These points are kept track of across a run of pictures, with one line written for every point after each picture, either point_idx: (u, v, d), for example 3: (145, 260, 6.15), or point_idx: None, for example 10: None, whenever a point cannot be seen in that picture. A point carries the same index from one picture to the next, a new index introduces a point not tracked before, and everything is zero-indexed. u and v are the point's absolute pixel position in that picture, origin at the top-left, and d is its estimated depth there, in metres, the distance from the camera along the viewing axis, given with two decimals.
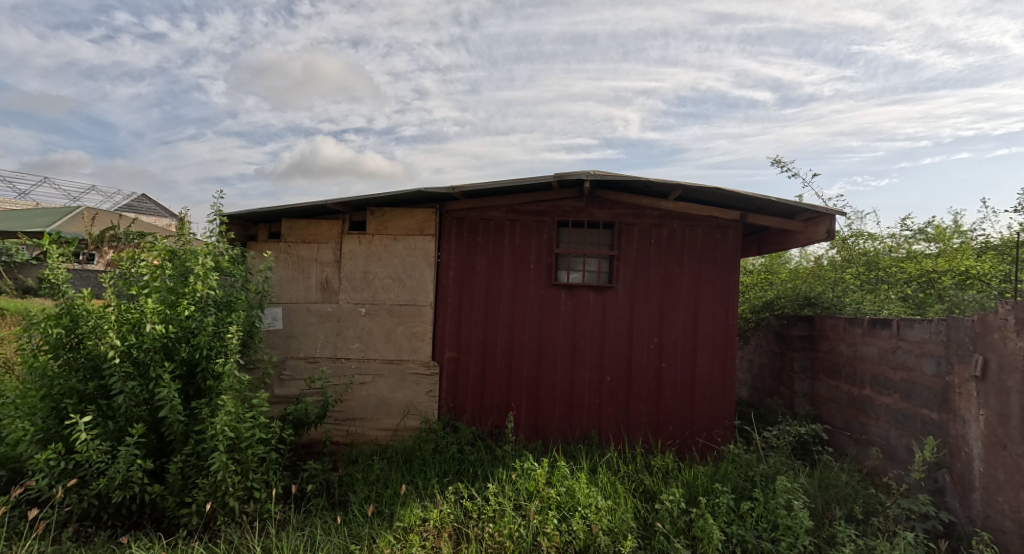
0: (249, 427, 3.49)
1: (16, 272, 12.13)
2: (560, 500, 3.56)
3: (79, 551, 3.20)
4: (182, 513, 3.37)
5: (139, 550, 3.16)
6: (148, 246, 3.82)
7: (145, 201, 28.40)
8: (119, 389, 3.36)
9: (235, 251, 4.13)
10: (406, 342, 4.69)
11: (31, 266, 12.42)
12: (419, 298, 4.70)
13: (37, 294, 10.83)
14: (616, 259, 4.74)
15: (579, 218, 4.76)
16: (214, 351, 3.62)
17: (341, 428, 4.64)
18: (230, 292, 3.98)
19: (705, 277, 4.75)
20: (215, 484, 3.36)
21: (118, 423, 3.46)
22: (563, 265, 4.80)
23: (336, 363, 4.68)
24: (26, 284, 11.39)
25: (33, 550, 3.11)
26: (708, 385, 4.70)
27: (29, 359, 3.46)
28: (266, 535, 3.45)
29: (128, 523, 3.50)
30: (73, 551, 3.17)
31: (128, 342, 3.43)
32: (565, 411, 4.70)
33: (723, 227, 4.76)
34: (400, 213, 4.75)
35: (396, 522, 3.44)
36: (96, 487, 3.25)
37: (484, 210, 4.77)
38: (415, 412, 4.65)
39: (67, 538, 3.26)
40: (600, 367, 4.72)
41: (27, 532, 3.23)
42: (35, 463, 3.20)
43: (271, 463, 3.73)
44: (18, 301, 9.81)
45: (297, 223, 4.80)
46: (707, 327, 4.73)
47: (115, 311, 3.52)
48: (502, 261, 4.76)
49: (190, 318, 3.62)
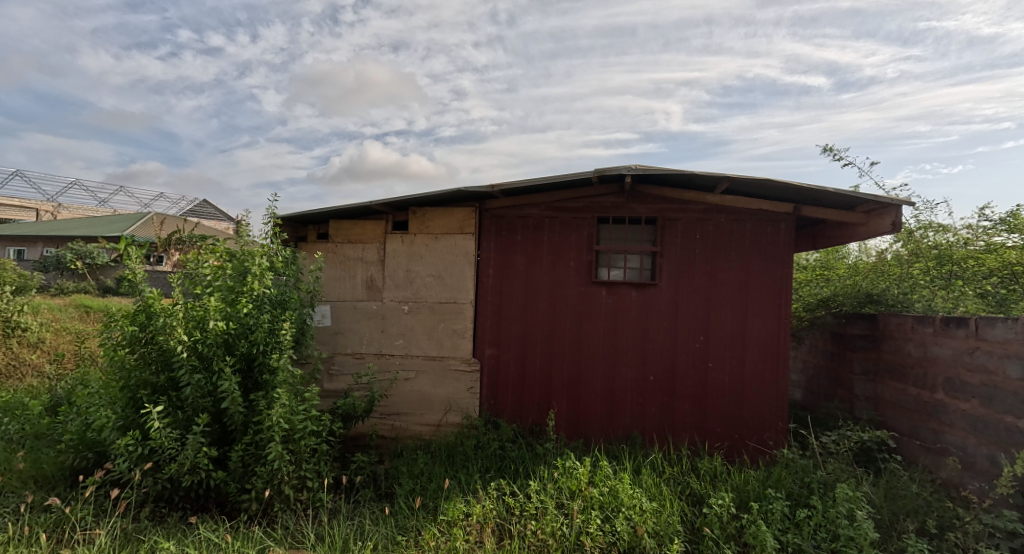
0: (302, 420, 3.72)
1: (94, 276, 13.25)
2: (603, 500, 3.53)
3: (156, 529, 3.51)
4: (243, 498, 3.63)
5: (207, 531, 3.42)
6: (212, 249, 4.16)
7: (203, 206, 30.02)
8: (188, 381, 3.68)
9: (287, 253, 4.40)
10: (447, 339, 4.77)
11: (110, 268, 13.58)
12: (459, 296, 4.77)
13: (112, 294, 11.78)
14: (658, 256, 4.63)
15: (618, 214, 4.69)
16: (269, 347, 3.87)
17: (386, 422, 4.78)
18: (284, 292, 4.25)
19: (755, 274, 4.56)
20: (272, 472, 3.61)
21: (186, 413, 3.77)
22: (603, 262, 4.75)
23: (381, 359, 4.82)
24: (106, 285, 12.45)
25: (118, 527, 3.45)
26: (758, 386, 4.52)
27: (111, 353, 3.82)
28: (319, 523, 3.66)
29: (195, 506, 3.81)
30: (151, 529, 3.49)
31: (194, 337, 3.75)
32: (606, 410, 4.65)
33: (774, 221, 4.56)
34: (442, 212, 4.83)
35: (440, 515, 3.54)
36: (169, 471, 3.55)
37: (522, 208, 4.78)
38: (457, 408, 4.74)
39: (145, 517, 3.58)
40: (642, 366, 4.63)
41: (111, 510, 3.56)
42: (117, 447, 3.52)
43: (322, 455, 3.96)
44: (92, 298, 10.73)
45: (343, 224, 4.98)
46: (757, 326, 4.55)
47: (183, 309, 3.83)
48: (541, 258, 4.76)
49: (248, 316, 3.92)
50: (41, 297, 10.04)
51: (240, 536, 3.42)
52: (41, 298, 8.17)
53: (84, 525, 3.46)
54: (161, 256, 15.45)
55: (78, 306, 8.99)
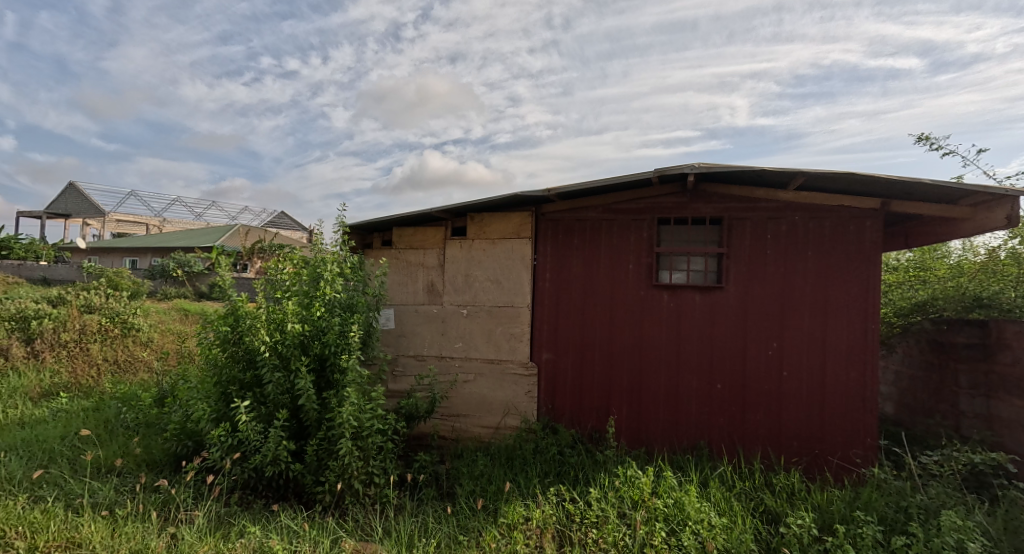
0: (369, 418, 3.93)
1: (191, 282, 14.79)
2: (668, 512, 3.41)
3: (243, 514, 3.82)
4: (318, 490, 3.88)
5: (287, 519, 3.69)
6: (290, 257, 4.51)
7: (282, 219, 32.45)
8: (270, 379, 4.00)
9: (355, 259, 4.67)
10: (505, 343, 4.82)
11: (203, 276, 15.03)
12: (516, 300, 4.81)
13: (206, 299, 12.99)
14: (725, 257, 4.39)
15: (681, 215, 4.51)
16: (339, 348, 4.12)
17: (447, 423, 4.90)
18: (352, 296, 4.51)
19: (836, 276, 4.21)
20: (343, 467, 3.84)
21: (269, 408, 4.10)
22: (665, 264, 4.58)
23: (441, 361, 4.96)
24: (202, 290, 13.75)
25: (213, 510, 3.79)
26: (842, 398, 4.16)
27: (206, 351, 4.24)
28: (386, 518, 3.83)
29: (276, 494, 4.12)
30: (240, 514, 3.81)
31: (274, 338, 4.07)
32: (669, 419, 4.47)
33: (858, 218, 4.18)
34: (499, 217, 4.90)
35: (500, 518, 3.57)
36: (254, 461, 3.88)
37: (579, 210, 4.73)
38: (516, 411, 4.77)
39: (235, 503, 3.92)
40: (709, 374, 4.41)
41: (207, 494, 3.93)
42: (211, 437, 3.89)
43: (388, 452, 4.16)
44: (188, 302, 11.92)
45: (406, 231, 5.20)
46: (839, 332, 4.19)
47: (265, 312, 4.18)
48: (600, 261, 4.68)
49: (321, 318, 4.20)
50: (148, 301, 11.31)
51: (316, 526, 3.65)
52: (149, 302, 9.23)
53: (188, 505, 3.83)
54: (246, 263, 16.90)
55: (179, 310, 10.02)
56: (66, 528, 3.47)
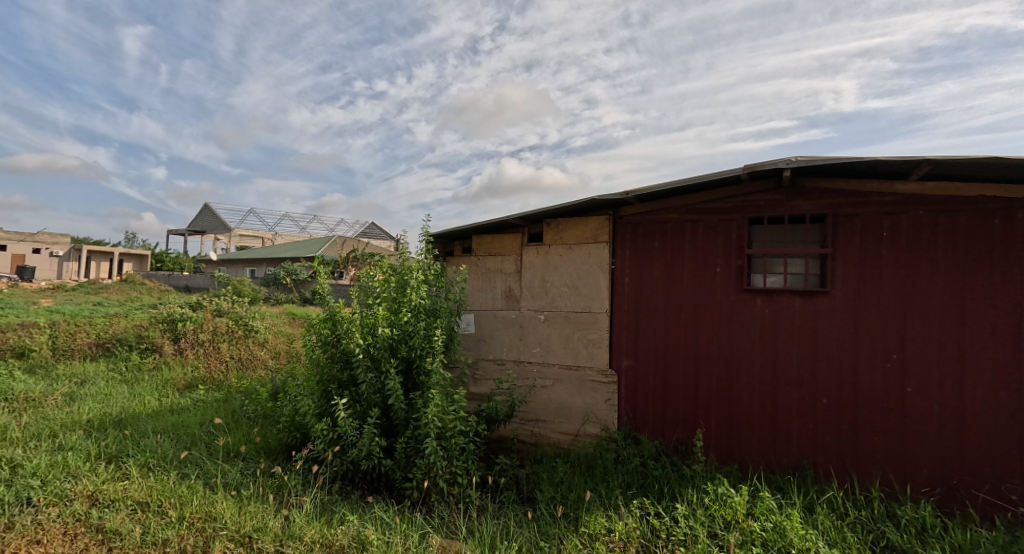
0: (451, 419, 4.08)
1: (297, 289, 16.30)
2: (766, 536, 3.14)
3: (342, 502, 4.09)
4: (407, 486, 4.08)
5: (379, 510, 3.92)
6: (380, 265, 4.82)
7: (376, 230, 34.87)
8: (364, 379, 4.29)
9: (438, 266, 4.88)
10: (583, 349, 4.74)
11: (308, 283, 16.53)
12: (594, 305, 4.72)
13: (311, 305, 14.23)
14: (830, 259, 3.96)
15: (776, 214, 4.14)
16: (424, 352, 4.33)
17: (527, 428, 4.93)
18: (436, 301, 4.71)
19: (972, 278, 3.62)
20: (429, 465, 4.01)
21: (363, 405, 4.40)
22: (757, 267, 4.23)
23: (520, 366, 5.00)
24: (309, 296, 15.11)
25: (322, 497, 4.10)
26: (984, 420, 3.57)
27: (311, 352, 4.68)
28: (469, 517, 3.94)
29: (371, 487, 4.40)
30: (339, 502, 4.10)
31: (367, 341, 4.37)
32: (766, 435, 4.11)
33: (1002, 211, 3.57)
34: (576, 222, 4.85)
35: (581, 527, 3.49)
36: (351, 455, 4.18)
37: (660, 212, 4.53)
38: (595, 419, 4.67)
39: (336, 492, 4.23)
40: (813, 387, 3.99)
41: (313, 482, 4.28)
42: (316, 431, 4.26)
43: (470, 454, 4.29)
44: (295, 307, 13.17)
45: (484, 238, 5.34)
46: (979, 344, 3.60)
47: (359, 317, 4.50)
48: (683, 265, 4.44)
49: (407, 323, 4.45)
50: (262, 306, 12.69)
51: (406, 519, 3.83)
52: (263, 307, 10.35)
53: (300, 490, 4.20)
54: (342, 271, 18.27)
55: (287, 314, 11.12)
56: (205, 503, 3.86)
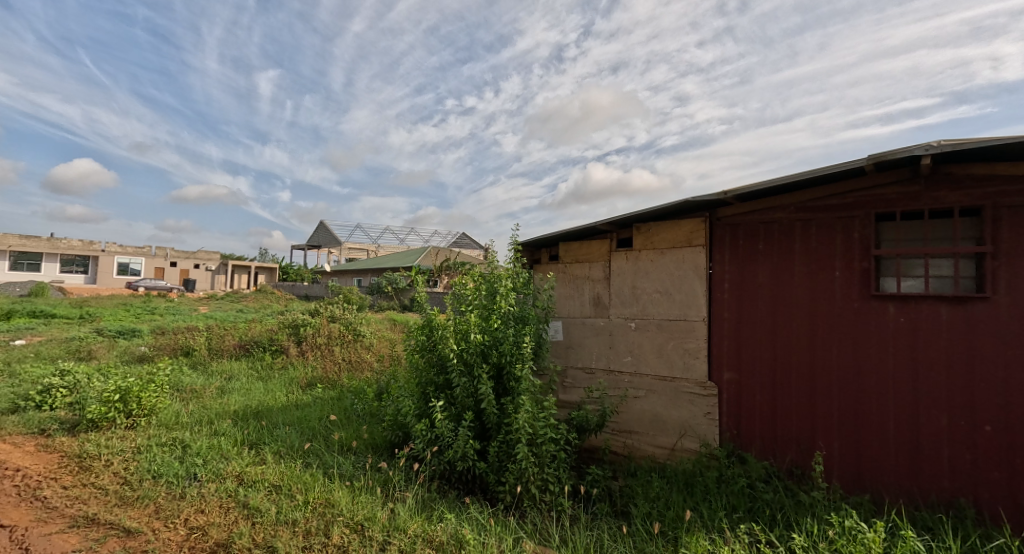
0: (542, 426, 4.06)
1: (397, 297, 17.19)
2: None
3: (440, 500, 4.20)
4: (500, 489, 4.10)
5: (474, 511, 3.94)
6: (470, 274, 4.95)
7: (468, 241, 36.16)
8: (458, 382, 4.41)
9: (526, 274, 4.91)
10: (679, 359, 4.49)
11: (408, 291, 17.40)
12: (690, 313, 4.46)
13: (409, 311, 14.94)
14: (986, 259, 3.42)
15: (912, 208, 3.65)
16: (514, 358, 4.36)
17: (620, 439, 4.77)
18: (524, 309, 4.73)
19: None
20: (521, 470, 4.01)
21: (457, 408, 4.50)
22: (890, 270, 3.77)
23: (611, 375, 4.86)
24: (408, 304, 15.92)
25: (420, 493, 4.24)
26: None
27: (409, 355, 4.91)
28: (562, 526, 3.87)
29: (465, 487, 4.47)
30: (438, 499, 4.21)
31: (460, 346, 4.49)
32: (904, 462, 3.60)
33: None
34: (667, 226, 4.64)
35: (681, 548, 3.29)
36: (447, 456, 4.29)
37: (765, 212, 4.18)
38: (694, 434, 4.39)
39: (434, 490, 4.34)
40: (963, 409, 3.44)
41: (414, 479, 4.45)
42: (416, 431, 4.43)
43: (561, 462, 4.22)
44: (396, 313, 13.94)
45: (571, 245, 5.29)
46: None
47: (452, 323, 4.65)
48: (795, 269, 4.05)
49: (497, 329, 4.51)
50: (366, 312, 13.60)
51: (499, 522, 3.84)
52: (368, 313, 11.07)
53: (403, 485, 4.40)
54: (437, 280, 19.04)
55: (389, 320, 11.79)
56: (325, 490, 4.15)
